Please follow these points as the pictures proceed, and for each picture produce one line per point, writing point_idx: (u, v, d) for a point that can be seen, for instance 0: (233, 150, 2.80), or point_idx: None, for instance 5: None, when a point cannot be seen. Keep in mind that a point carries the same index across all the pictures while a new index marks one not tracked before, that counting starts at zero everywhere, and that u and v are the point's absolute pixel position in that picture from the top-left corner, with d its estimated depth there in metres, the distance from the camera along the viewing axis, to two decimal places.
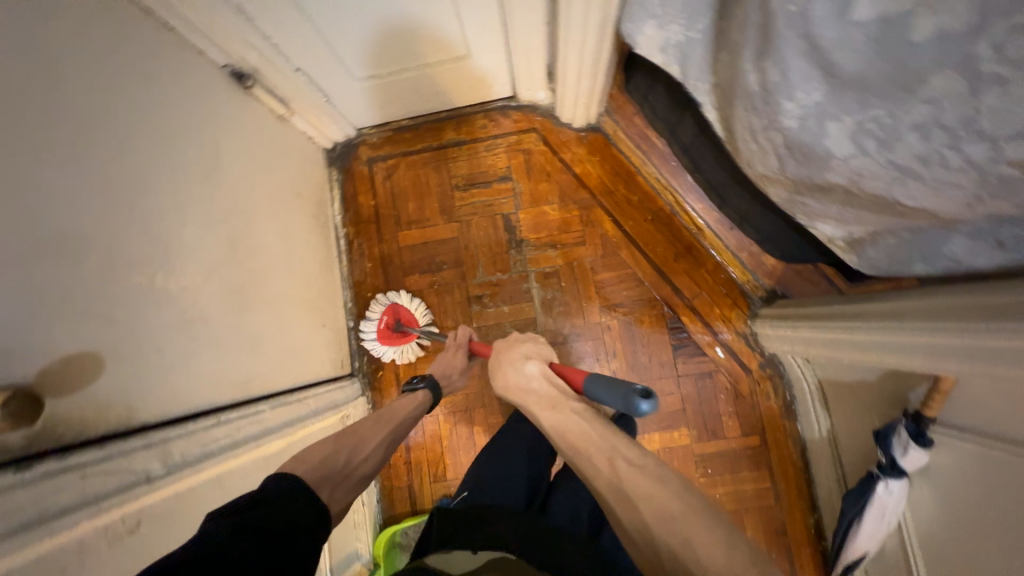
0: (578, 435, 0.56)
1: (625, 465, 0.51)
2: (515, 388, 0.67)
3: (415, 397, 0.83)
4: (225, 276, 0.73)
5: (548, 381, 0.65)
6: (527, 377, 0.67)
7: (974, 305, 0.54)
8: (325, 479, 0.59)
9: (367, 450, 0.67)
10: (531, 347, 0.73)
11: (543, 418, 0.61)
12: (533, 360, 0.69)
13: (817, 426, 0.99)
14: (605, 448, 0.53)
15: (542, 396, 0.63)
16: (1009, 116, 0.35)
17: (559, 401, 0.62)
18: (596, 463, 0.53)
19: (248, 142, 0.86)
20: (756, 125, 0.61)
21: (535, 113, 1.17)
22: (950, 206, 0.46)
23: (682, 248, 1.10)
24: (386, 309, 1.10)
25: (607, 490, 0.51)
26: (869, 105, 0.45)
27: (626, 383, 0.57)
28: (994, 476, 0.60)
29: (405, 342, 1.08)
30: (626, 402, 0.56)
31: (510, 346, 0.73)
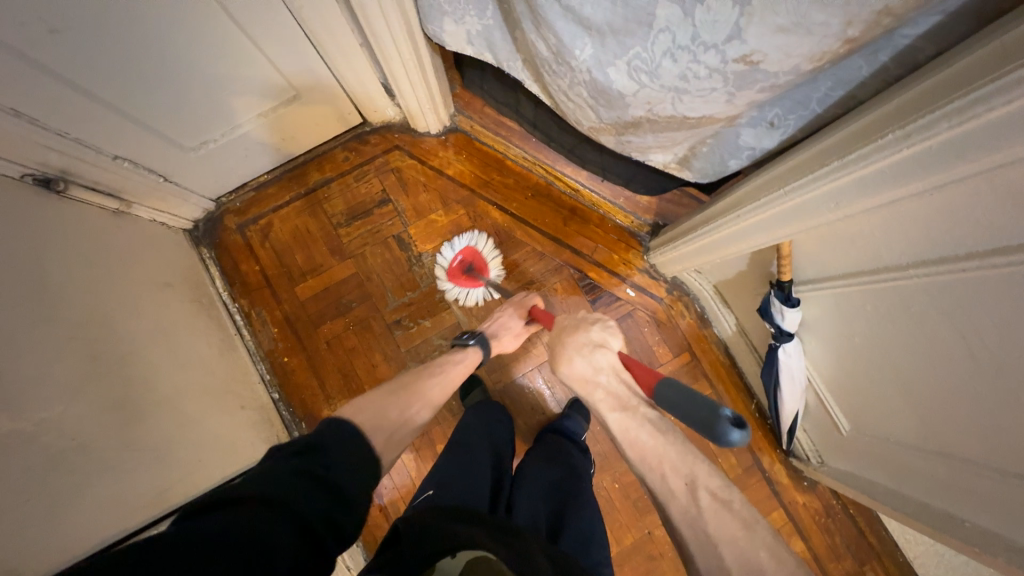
0: (655, 454, 0.62)
1: (704, 497, 0.58)
2: (581, 380, 0.70)
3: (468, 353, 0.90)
4: (97, 393, 0.66)
5: (616, 377, 0.69)
6: (595, 368, 0.70)
7: (770, 179, 0.64)
8: (379, 429, 0.67)
9: (416, 403, 0.76)
10: (600, 335, 0.73)
11: (617, 422, 0.66)
12: (604, 351, 0.71)
13: (727, 324, 1.10)
14: (683, 475, 0.60)
15: (611, 396, 0.67)
16: (716, 23, 0.45)
17: (628, 404, 0.66)
18: (674, 488, 0.60)
19: (83, 247, 0.78)
20: (564, 86, 0.68)
21: (392, 131, 1.18)
22: (718, 107, 0.55)
23: (568, 212, 1.17)
24: (460, 250, 1.12)
25: (681, 517, 0.58)
26: (627, 46, 0.53)
27: (714, 403, 0.54)
28: (850, 306, 0.71)
29: (471, 287, 1.10)
30: (708, 425, 0.54)
31: (576, 330, 0.75)
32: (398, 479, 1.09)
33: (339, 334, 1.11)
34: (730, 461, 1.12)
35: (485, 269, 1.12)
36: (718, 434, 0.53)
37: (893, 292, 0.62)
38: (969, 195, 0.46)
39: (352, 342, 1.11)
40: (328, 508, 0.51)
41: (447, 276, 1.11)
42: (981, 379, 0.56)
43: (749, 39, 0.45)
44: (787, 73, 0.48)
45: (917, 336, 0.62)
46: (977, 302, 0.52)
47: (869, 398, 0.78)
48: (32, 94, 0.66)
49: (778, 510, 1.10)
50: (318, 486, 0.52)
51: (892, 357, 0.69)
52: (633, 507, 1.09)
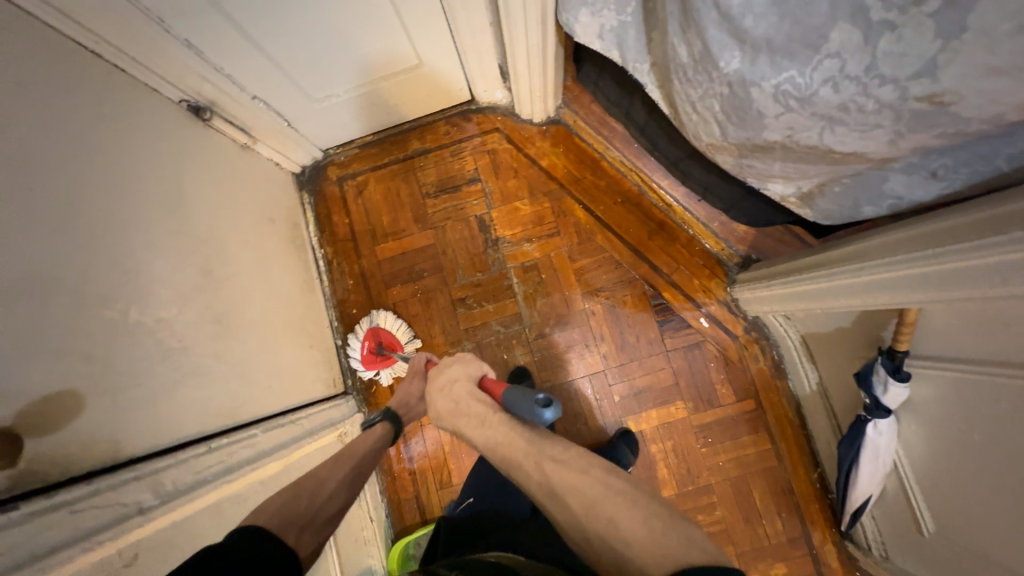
0: None
1: (549, 466, 0.58)
2: (446, 416, 0.72)
3: (373, 431, 0.84)
4: (203, 303, 0.74)
5: (472, 400, 0.70)
6: (454, 399, 0.72)
7: (916, 236, 0.56)
8: (291, 526, 0.59)
9: (330, 489, 0.67)
10: (460, 369, 0.76)
11: (472, 436, 0.67)
12: (460, 379, 0.75)
13: (806, 381, 1.00)
14: (530, 455, 0.60)
15: (472, 416, 0.69)
16: (903, 57, 0.39)
17: (485, 417, 0.67)
18: (523, 468, 0.60)
19: (213, 172, 0.87)
20: (694, 96, 0.64)
21: (495, 113, 1.19)
22: (876, 145, 0.49)
23: (655, 225, 1.12)
24: (364, 336, 1.11)
25: (537, 490, 0.58)
26: (782, 67, 0.48)
27: (529, 391, 0.63)
28: (979, 398, 0.61)
29: (388, 366, 1.09)
30: (529, 411, 0.62)
31: (440, 370, 0.78)
32: (431, 448, 1.12)
33: (406, 299, 1.15)
34: (775, 526, 1.02)
35: (398, 345, 1.11)
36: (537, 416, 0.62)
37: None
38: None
39: (416, 309, 1.15)
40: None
41: (363, 365, 1.09)
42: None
43: (944, 78, 0.38)
44: (981, 121, 0.40)
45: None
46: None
47: (972, 507, 0.67)
48: (196, 25, 0.73)
49: None
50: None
51: (1015, 470, 0.58)
52: None
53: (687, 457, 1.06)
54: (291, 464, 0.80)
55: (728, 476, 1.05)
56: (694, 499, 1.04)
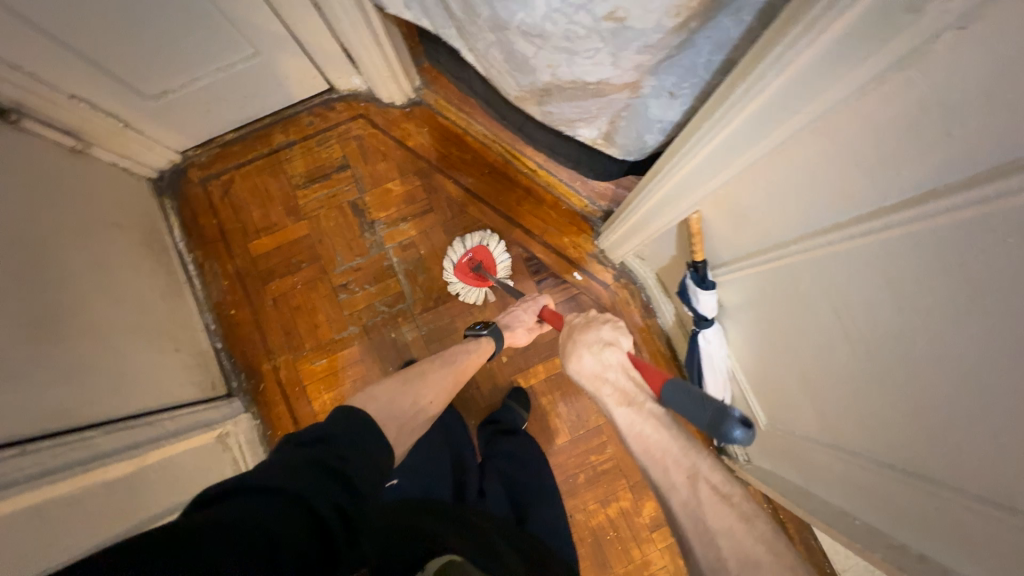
0: (658, 448, 0.64)
1: (704, 488, 0.60)
2: (590, 376, 0.73)
3: (482, 344, 0.93)
4: (17, 307, 0.69)
5: (624, 373, 0.72)
6: (606, 365, 0.73)
7: (675, 150, 0.64)
8: (393, 420, 0.71)
9: (429, 394, 0.80)
10: (611, 334, 0.76)
11: (620, 415, 0.68)
12: (614, 349, 0.74)
13: (667, 314, 1.09)
14: (685, 467, 0.62)
15: (620, 391, 0.70)
16: None
17: (635, 400, 0.69)
18: (675, 480, 0.62)
19: (32, 176, 0.82)
20: (483, 49, 0.69)
21: (359, 100, 1.21)
22: (609, 71, 0.56)
23: (522, 191, 1.18)
24: (471, 248, 1.10)
25: (680, 508, 0.60)
26: (513, 10, 0.53)
27: (723, 405, 0.61)
28: (762, 287, 0.71)
29: (478, 286, 1.09)
30: (714, 421, 0.61)
31: (587, 328, 0.78)
32: None
33: (285, 292, 1.14)
34: None
35: (492, 269, 1.10)
36: (725, 431, 0.60)
37: (801, 267, 0.61)
38: (860, 143, 0.45)
39: (297, 300, 1.13)
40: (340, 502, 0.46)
41: (456, 273, 1.09)
42: (883, 352, 0.53)
43: None
44: (655, 31, 0.47)
45: (823, 312, 0.61)
46: (873, 270, 0.50)
47: (782, 389, 0.77)
48: None
49: None
50: (332, 481, 0.48)
51: (802, 340, 0.68)
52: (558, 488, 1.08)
53: (576, 405, 1.11)
54: (143, 467, 0.77)
55: None
56: (587, 442, 1.10)
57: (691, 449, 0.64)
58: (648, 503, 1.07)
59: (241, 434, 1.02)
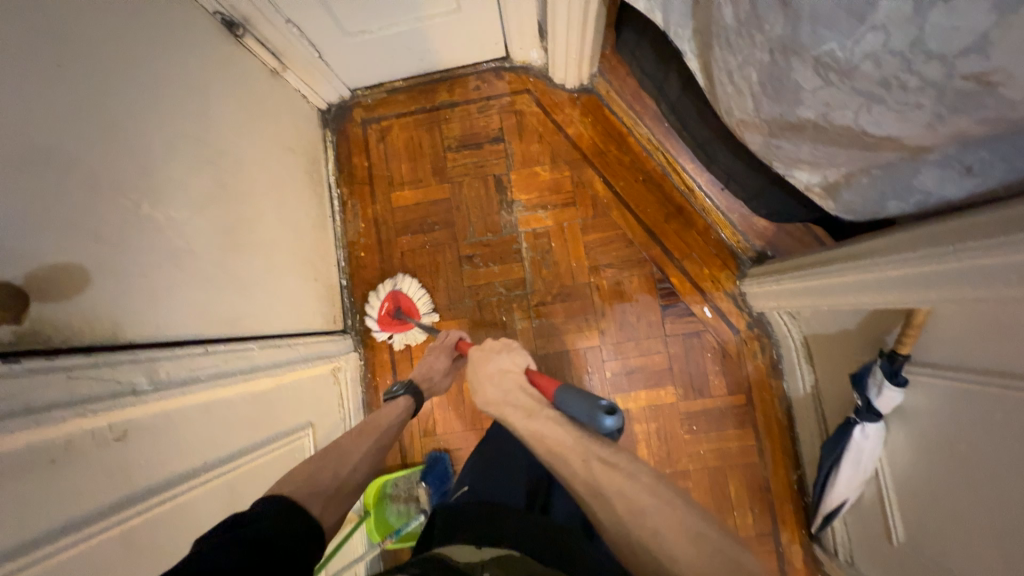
0: (554, 445, 0.56)
1: (597, 464, 0.52)
2: (494, 402, 0.67)
3: (397, 404, 0.83)
4: (217, 214, 0.75)
5: (520, 391, 0.66)
6: (504, 390, 0.67)
7: (943, 233, 0.55)
8: (318, 487, 0.61)
9: (351, 461, 0.69)
10: (508, 359, 0.72)
11: (519, 426, 0.61)
12: (510, 373, 0.69)
13: (801, 381, 1.00)
14: (578, 450, 0.54)
15: (520, 406, 0.63)
16: (953, 31, 0.37)
17: (533, 410, 0.62)
18: (568, 464, 0.53)
19: (241, 91, 0.87)
20: (732, 64, 0.62)
21: (528, 74, 1.17)
22: (914, 129, 0.48)
23: (673, 209, 1.10)
24: (386, 298, 1.11)
25: (580, 490, 0.51)
26: (822, 39, 0.46)
27: (590, 394, 0.58)
28: (961, 407, 0.62)
29: (401, 331, 1.09)
30: (589, 414, 0.56)
31: (487, 359, 0.74)
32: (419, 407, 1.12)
33: (413, 249, 1.16)
34: (746, 519, 1.03)
35: (414, 313, 1.11)
36: (598, 423, 0.56)
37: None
38: None
39: (422, 260, 1.15)
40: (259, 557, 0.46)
41: (379, 326, 1.10)
42: None
43: (995, 57, 0.37)
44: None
45: None
46: None
47: (943, 520, 0.67)
48: None
49: None
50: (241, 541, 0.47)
51: (993, 485, 0.58)
52: None
53: (670, 443, 1.07)
54: (281, 385, 0.82)
55: (707, 465, 1.05)
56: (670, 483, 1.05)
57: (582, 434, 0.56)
58: None
59: (348, 372, 1.07)
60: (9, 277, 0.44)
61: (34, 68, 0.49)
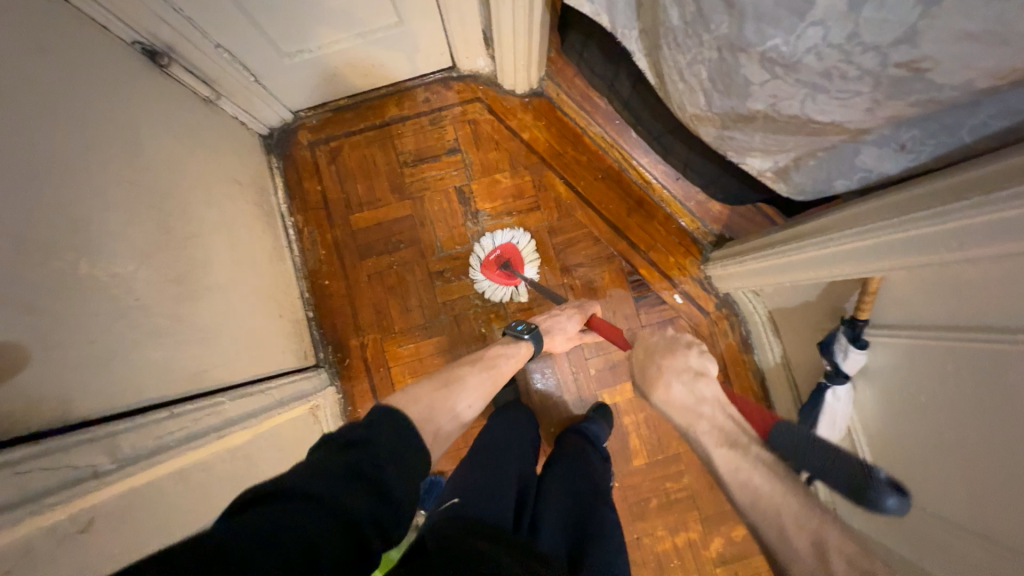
0: (771, 500, 0.50)
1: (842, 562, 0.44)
2: (679, 408, 0.61)
3: (519, 352, 0.88)
4: (162, 262, 0.68)
5: (721, 410, 0.60)
6: (696, 397, 0.61)
7: (885, 207, 0.60)
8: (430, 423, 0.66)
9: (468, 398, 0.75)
10: (700, 360, 0.65)
11: (718, 460, 0.55)
12: (706, 380, 0.62)
13: (771, 353, 1.06)
14: (810, 528, 0.47)
15: (715, 427, 0.57)
16: (885, 23, 0.40)
17: (737, 441, 0.56)
18: (795, 544, 0.47)
19: (175, 124, 0.80)
20: (681, 62, 0.64)
21: (477, 82, 1.16)
22: (854, 114, 0.51)
23: (634, 203, 1.13)
24: (500, 244, 1.09)
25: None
26: (766, 36, 0.49)
27: None
28: (921, 360, 0.67)
29: (505, 282, 1.07)
30: None
31: (671, 351, 0.67)
32: None
33: (382, 270, 1.12)
34: None
35: (520, 266, 1.08)
36: None
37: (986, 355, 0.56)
38: None
39: (392, 281, 1.12)
40: (374, 511, 0.45)
41: (485, 269, 1.07)
42: None
43: (923, 45, 0.40)
44: (954, 88, 0.43)
45: (997, 404, 0.56)
46: None
47: (914, 466, 0.72)
48: None
49: None
50: (365, 489, 0.46)
51: (957, 427, 0.63)
52: (628, 510, 1.07)
53: (658, 429, 1.10)
54: (259, 435, 0.77)
55: None
56: (663, 468, 1.08)
57: (818, 508, 0.49)
58: (718, 538, 1.06)
59: (327, 408, 1.02)
60: None
61: None
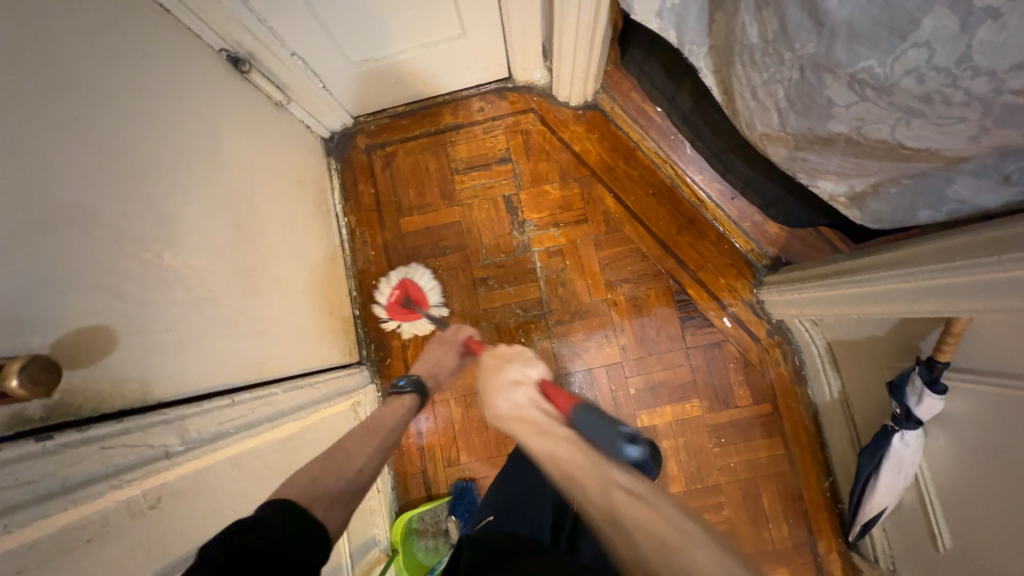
0: (568, 463, 0.49)
1: (618, 491, 0.46)
2: (506, 418, 0.59)
3: (403, 401, 0.77)
4: (232, 256, 0.72)
5: (534, 408, 0.59)
6: (516, 403, 0.60)
7: (980, 243, 0.55)
8: (322, 493, 0.52)
9: (357, 460, 0.60)
10: (519, 370, 0.64)
11: (531, 443, 0.54)
12: (523, 387, 0.62)
13: (828, 387, 0.99)
14: (597, 475, 0.47)
15: (532, 422, 0.57)
16: (1002, 48, 0.37)
17: (545, 427, 0.55)
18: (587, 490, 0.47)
19: (250, 126, 0.86)
20: (756, 81, 0.62)
21: (531, 93, 1.17)
22: (953, 142, 0.48)
23: (685, 220, 1.10)
24: (397, 285, 1.09)
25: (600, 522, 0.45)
26: (859, 57, 0.46)
27: (615, 420, 0.56)
28: (1010, 413, 0.61)
29: (410, 320, 1.07)
30: (609, 440, 0.54)
31: (497, 368, 0.66)
32: (441, 426, 1.09)
33: None
34: (781, 531, 1.01)
35: (424, 303, 1.09)
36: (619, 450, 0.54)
37: None
38: None
39: None
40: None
41: (388, 313, 1.07)
42: None
43: None
44: None
45: None
46: None
47: (995, 528, 0.65)
48: None
49: None
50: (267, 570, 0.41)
51: None
52: None
53: (699, 456, 1.05)
54: (306, 427, 0.79)
55: (738, 478, 1.04)
56: (701, 498, 1.04)
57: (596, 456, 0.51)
58: None
59: (367, 405, 1.04)
60: (33, 347, 0.42)
61: (50, 123, 0.47)
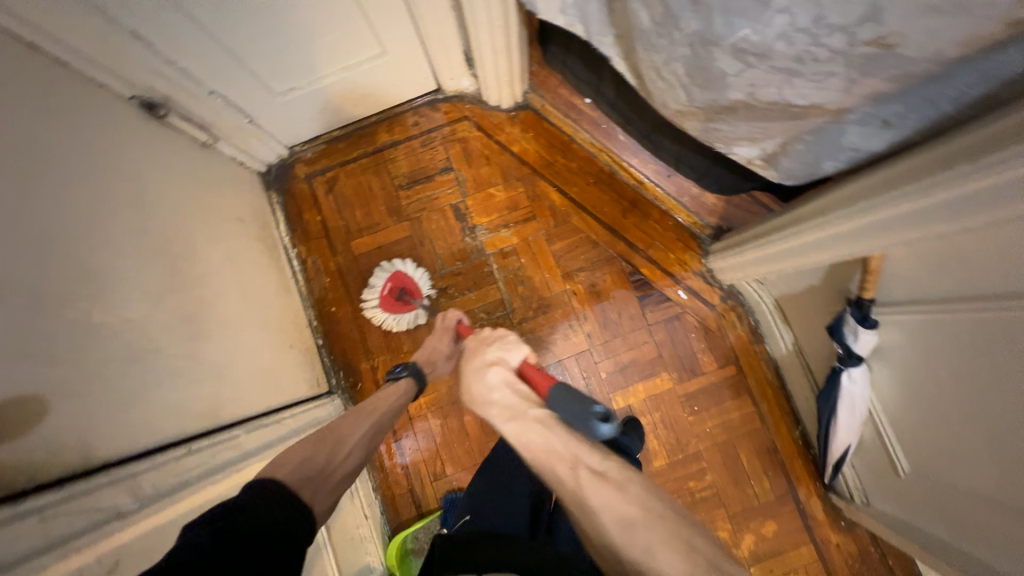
0: (542, 451, 0.54)
1: (586, 472, 0.50)
2: (480, 402, 0.64)
3: (399, 386, 0.81)
4: (173, 303, 0.71)
5: (485, 396, 0.63)
6: (490, 387, 0.64)
7: (876, 185, 0.60)
8: (308, 482, 0.56)
9: (349, 445, 0.65)
10: (498, 352, 0.68)
11: (505, 427, 0.58)
12: (498, 367, 0.66)
13: (782, 341, 1.04)
14: (534, 454, 0.54)
15: (506, 406, 0.61)
16: (847, 4, 0.41)
17: (519, 411, 0.59)
18: (559, 474, 0.51)
19: (177, 171, 0.84)
20: (657, 62, 0.65)
21: (463, 101, 1.19)
22: (833, 95, 0.52)
23: (628, 204, 1.14)
24: (388, 276, 1.09)
25: (571, 502, 0.49)
26: (736, 27, 0.50)
27: (587, 399, 0.57)
28: (932, 335, 0.66)
29: (407, 311, 1.08)
30: (583, 422, 0.55)
31: (473, 354, 0.70)
32: (422, 442, 1.09)
33: None
34: (763, 485, 1.05)
35: (417, 293, 1.10)
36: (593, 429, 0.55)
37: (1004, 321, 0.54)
38: None
39: None
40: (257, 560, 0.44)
41: (380, 305, 1.07)
42: None
43: (889, 22, 0.40)
44: (926, 60, 0.43)
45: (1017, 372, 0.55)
46: None
47: (941, 443, 0.70)
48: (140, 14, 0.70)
49: (808, 546, 1.03)
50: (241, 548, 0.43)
51: (977, 400, 0.62)
52: None
53: (676, 427, 1.08)
54: None
55: (716, 442, 1.07)
56: (684, 467, 1.07)
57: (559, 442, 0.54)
58: (749, 534, 1.04)
59: None
60: None
61: None
